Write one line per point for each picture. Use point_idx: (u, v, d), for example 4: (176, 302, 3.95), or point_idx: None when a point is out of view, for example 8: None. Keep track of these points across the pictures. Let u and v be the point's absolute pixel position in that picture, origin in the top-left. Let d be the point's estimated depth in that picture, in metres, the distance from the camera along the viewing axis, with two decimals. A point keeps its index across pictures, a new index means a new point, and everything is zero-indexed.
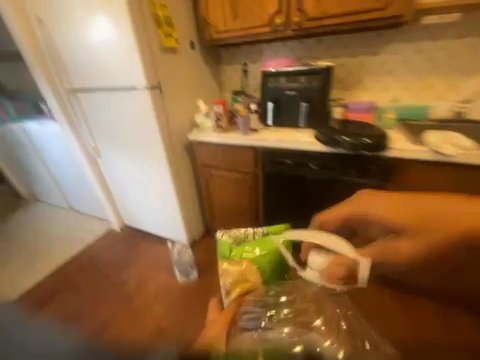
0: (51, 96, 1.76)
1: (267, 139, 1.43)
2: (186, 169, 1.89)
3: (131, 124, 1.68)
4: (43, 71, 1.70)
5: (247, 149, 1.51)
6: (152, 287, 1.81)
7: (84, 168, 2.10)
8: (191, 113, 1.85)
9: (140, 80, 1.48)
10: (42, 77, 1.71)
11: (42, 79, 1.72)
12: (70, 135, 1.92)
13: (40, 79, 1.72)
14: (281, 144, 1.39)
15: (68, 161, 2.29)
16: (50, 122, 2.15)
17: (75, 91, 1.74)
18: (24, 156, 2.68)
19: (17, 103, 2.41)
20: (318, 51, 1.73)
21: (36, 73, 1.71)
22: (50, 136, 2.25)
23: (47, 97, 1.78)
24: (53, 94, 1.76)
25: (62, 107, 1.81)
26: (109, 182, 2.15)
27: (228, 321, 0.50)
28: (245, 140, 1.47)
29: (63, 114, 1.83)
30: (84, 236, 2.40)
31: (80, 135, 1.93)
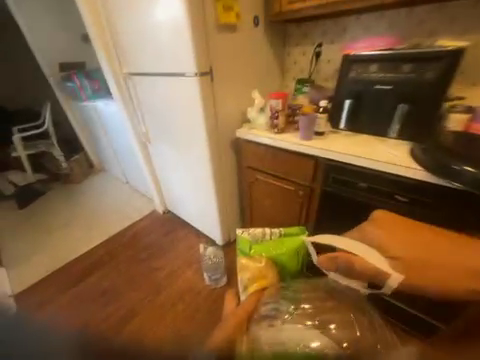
0: (112, 80, 1.80)
1: (335, 150, 1.10)
2: (230, 166, 1.71)
3: (179, 114, 1.56)
4: (107, 55, 1.72)
5: (305, 158, 1.20)
6: (181, 282, 1.76)
7: (135, 150, 2.16)
8: (243, 102, 1.61)
9: (190, 64, 1.30)
10: (105, 61, 1.73)
11: (105, 62, 1.75)
12: (127, 119, 1.96)
13: (103, 63, 1.75)
14: (356, 160, 1.05)
15: (125, 142, 2.43)
16: (112, 105, 2.26)
17: (132, 75, 1.71)
18: (95, 133, 3.01)
19: (92, 82, 2.66)
20: (431, 25, 1.21)
21: (100, 57, 1.74)
22: (112, 118, 2.40)
23: (109, 81, 1.83)
24: (114, 79, 1.79)
25: (120, 92, 1.84)
26: (156, 167, 2.17)
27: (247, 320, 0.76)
28: (305, 147, 1.16)
29: (121, 99, 1.86)
30: (132, 212, 2.56)
31: (133, 118, 1.94)
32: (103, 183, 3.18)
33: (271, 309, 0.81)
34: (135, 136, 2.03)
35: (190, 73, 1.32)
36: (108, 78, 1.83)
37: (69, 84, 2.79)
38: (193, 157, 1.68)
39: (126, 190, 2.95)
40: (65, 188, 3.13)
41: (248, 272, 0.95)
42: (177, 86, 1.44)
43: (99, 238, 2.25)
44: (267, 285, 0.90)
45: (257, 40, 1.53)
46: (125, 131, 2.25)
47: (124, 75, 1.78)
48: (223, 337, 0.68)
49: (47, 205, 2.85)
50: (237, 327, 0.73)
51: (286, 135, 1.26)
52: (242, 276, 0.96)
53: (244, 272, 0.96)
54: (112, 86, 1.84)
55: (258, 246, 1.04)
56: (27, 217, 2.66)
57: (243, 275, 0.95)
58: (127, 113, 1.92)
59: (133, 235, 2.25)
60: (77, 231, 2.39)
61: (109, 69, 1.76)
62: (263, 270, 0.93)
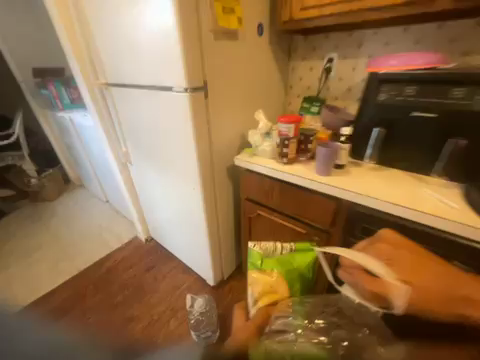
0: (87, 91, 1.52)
1: (362, 194, 0.86)
2: (225, 195, 1.45)
3: (165, 133, 1.29)
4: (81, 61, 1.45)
5: (323, 196, 0.97)
6: (162, 338, 1.43)
7: (113, 169, 1.84)
8: (242, 121, 1.37)
9: (180, 78, 1.05)
10: (80, 69, 1.46)
11: (79, 70, 1.47)
12: (104, 136, 1.66)
13: (77, 71, 1.48)
14: (390, 208, 0.81)
15: (104, 160, 2.11)
16: (89, 116, 1.94)
17: (111, 85, 1.44)
18: (72, 146, 2.68)
19: (71, 91, 2.32)
20: (467, 43, 1.03)
21: (72, 63, 1.46)
22: (90, 132, 2.09)
23: (83, 92, 1.55)
24: (90, 90, 1.51)
25: (97, 105, 1.55)
26: (138, 189, 1.86)
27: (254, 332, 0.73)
28: (322, 187, 0.93)
29: (97, 112, 1.57)
30: (109, 239, 2.18)
31: (111, 134, 1.65)
32: (79, 201, 2.79)
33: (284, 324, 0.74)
34: (114, 155, 1.73)
35: (179, 87, 1.08)
36: (82, 89, 1.55)
37: (44, 91, 2.46)
38: (181, 185, 1.40)
39: (104, 211, 2.57)
40: (34, 208, 2.71)
41: (259, 285, 0.92)
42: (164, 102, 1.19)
43: (64, 272, 1.86)
44: (280, 300, 0.88)
45: (260, 52, 1.32)
46: (102, 148, 1.94)
47: (102, 86, 1.51)
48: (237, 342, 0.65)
49: (8, 227, 2.42)
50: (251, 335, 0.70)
51: (298, 167, 1.04)
52: (251, 288, 0.94)
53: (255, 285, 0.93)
54: (87, 98, 1.56)
55: (269, 260, 1.01)
56: None
57: (254, 288, 0.92)
58: (104, 129, 1.63)
59: (108, 268, 1.89)
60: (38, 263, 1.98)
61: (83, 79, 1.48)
62: (274, 285, 0.91)
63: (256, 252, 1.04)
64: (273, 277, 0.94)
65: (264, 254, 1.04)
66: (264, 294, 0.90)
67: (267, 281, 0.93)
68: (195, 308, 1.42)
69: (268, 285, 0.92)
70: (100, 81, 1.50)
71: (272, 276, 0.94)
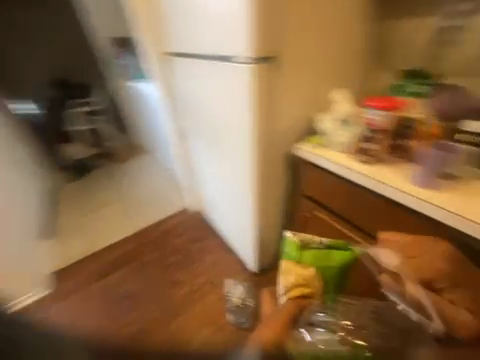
0: (150, 61, 1.51)
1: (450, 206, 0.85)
2: (278, 184, 1.30)
3: (220, 110, 1.19)
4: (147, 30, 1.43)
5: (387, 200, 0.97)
6: (200, 308, 1.56)
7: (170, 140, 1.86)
8: (311, 101, 1.16)
9: (242, 45, 0.95)
10: (147, 39, 1.46)
11: (145, 40, 1.47)
12: (163, 110, 1.69)
13: (143, 40, 1.48)
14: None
15: (163, 132, 2.20)
16: (152, 88, 2.01)
17: (172, 56, 1.41)
18: (139, 114, 2.92)
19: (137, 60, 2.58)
20: None
21: (140, 33, 1.47)
22: (153, 105, 2.20)
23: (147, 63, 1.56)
24: (153, 60, 1.50)
25: (158, 75, 1.53)
26: (190, 162, 1.87)
27: (284, 327, 0.84)
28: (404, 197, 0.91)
29: (159, 85, 1.59)
30: (164, 203, 2.35)
31: (171, 105, 1.63)
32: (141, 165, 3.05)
33: (323, 318, 0.91)
34: (171, 128, 1.75)
35: (243, 57, 0.96)
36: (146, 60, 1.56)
37: (117, 62, 2.73)
38: (231, 167, 1.32)
39: (161, 177, 2.75)
40: (109, 166, 3.14)
41: (293, 275, 1.01)
42: (223, 74, 1.07)
43: (125, 228, 2.09)
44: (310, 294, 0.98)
45: (339, 17, 1.11)
46: (162, 121, 2.02)
47: (165, 57, 1.50)
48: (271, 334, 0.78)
49: (90, 181, 2.89)
50: (282, 328, 0.83)
51: (375, 168, 1.00)
52: (286, 277, 1.02)
53: (290, 277, 1.00)
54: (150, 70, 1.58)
55: (307, 253, 1.02)
56: (72, 190, 2.70)
57: (288, 278, 1.01)
58: (164, 102, 1.65)
59: (159, 232, 2.06)
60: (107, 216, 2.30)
61: (148, 48, 1.48)
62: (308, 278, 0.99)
63: (293, 242, 1.03)
64: (309, 272, 1.00)
65: (301, 246, 1.03)
66: (298, 285, 1.00)
67: (303, 275, 1.00)
68: (235, 294, 1.55)
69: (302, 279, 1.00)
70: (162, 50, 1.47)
71: (309, 271, 1.01)
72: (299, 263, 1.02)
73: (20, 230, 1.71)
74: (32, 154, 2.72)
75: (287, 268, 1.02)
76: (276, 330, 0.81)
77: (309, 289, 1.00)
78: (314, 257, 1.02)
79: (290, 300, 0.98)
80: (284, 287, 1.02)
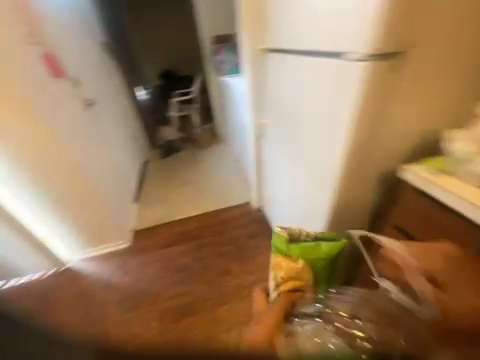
0: (248, 59, 1.52)
1: None
2: (361, 204, 1.12)
3: (309, 114, 1.09)
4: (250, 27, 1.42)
5: None
6: (247, 305, 1.56)
7: (248, 133, 1.88)
8: (431, 111, 0.93)
9: (360, 38, 0.77)
10: (248, 36, 1.47)
11: (246, 38, 1.49)
12: (248, 107, 1.70)
13: (244, 39, 1.51)
14: None
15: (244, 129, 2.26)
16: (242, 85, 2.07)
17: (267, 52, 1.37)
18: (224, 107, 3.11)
19: (235, 57, 2.69)
20: None
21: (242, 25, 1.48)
22: (239, 101, 2.28)
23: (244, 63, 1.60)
24: (250, 59, 1.51)
25: (251, 72, 1.54)
26: (263, 158, 1.84)
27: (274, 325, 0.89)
28: None
29: (249, 83, 1.60)
30: (230, 193, 2.46)
31: (256, 99, 1.62)
32: (217, 154, 3.29)
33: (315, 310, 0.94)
34: (253, 124, 1.75)
35: (357, 53, 0.79)
36: (243, 59, 1.60)
37: (214, 57, 2.84)
38: (309, 175, 1.21)
39: (232, 168, 2.89)
40: (192, 149, 3.54)
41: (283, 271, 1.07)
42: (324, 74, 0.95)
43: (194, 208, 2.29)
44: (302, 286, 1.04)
45: None
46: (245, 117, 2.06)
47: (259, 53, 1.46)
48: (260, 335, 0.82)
49: (175, 160, 3.33)
50: (274, 326, 0.89)
51: None
52: (275, 273, 1.07)
53: (280, 271, 1.06)
54: (244, 68, 1.61)
55: (296, 247, 1.10)
56: (161, 165, 3.19)
57: (278, 273, 1.06)
58: (250, 100, 1.65)
59: (222, 219, 2.14)
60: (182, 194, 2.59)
61: (247, 47, 1.50)
62: (299, 271, 1.05)
63: (282, 236, 1.12)
64: (298, 265, 1.06)
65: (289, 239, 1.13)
66: (289, 279, 1.06)
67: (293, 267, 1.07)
68: None
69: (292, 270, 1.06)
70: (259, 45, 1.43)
71: (299, 264, 1.07)
72: (288, 256, 1.09)
73: (120, 193, 2.09)
74: (139, 131, 3.34)
75: (276, 262, 1.09)
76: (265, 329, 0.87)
77: (300, 282, 1.06)
78: (301, 249, 1.09)
79: (283, 295, 1.04)
80: (275, 283, 1.07)
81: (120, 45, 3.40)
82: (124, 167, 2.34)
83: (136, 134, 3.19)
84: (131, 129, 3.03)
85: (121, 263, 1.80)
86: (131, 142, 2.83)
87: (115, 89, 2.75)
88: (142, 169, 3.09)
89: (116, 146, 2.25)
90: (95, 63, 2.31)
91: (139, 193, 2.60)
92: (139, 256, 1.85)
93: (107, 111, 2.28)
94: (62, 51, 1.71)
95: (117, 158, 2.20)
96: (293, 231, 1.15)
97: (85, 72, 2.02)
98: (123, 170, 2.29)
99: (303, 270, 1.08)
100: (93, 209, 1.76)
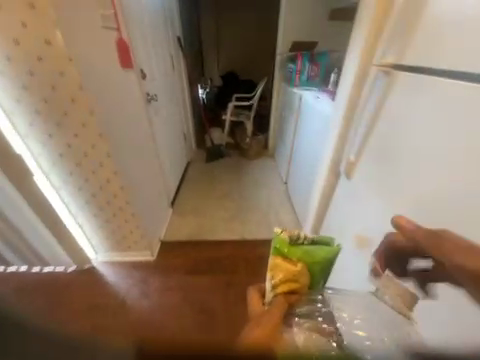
0: (350, 78, 1.08)
1: None
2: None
3: (444, 192, 0.59)
4: (369, 36, 0.96)
5: None
6: None
7: (320, 166, 1.45)
8: None
9: None
10: (359, 46, 1.01)
11: (355, 48, 1.05)
12: (332, 137, 1.27)
13: (353, 49, 1.07)
14: None
15: (311, 157, 1.82)
16: (326, 104, 1.61)
17: (382, 73, 0.89)
18: (284, 123, 2.78)
19: (312, 67, 2.34)
20: None
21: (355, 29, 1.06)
22: (312, 123, 1.83)
23: (343, 81, 1.16)
24: (352, 78, 1.07)
25: (347, 95, 1.11)
26: (330, 204, 1.37)
27: (270, 331, 0.52)
28: None
29: (342, 109, 1.16)
30: (274, 224, 2.10)
31: (346, 128, 1.17)
32: (265, 170, 3.01)
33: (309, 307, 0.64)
34: (328, 160, 1.33)
35: None
36: (344, 75, 1.16)
37: (289, 65, 2.56)
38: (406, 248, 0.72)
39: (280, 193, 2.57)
40: (240, 158, 3.33)
41: (282, 272, 0.67)
42: None
43: (231, 230, 2.03)
44: (298, 291, 0.66)
45: None
46: (319, 145, 1.63)
47: (370, 71, 0.98)
48: (256, 339, 0.48)
49: (219, 167, 3.13)
50: (271, 333, 0.51)
51: None
52: (272, 275, 0.67)
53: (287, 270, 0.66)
54: (341, 88, 1.18)
55: (298, 249, 0.69)
56: (204, 170, 3.03)
57: (277, 275, 0.66)
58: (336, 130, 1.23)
59: (261, 253, 1.82)
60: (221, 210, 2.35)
61: (354, 62, 1.05)
62: (298, 275, 0.66)
63: (282, 237, 0.72)
64: (296, 266, 0.67)
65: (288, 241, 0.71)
66: (280, 282, 0.66)
67: (289, 270, 0.66)
68: None
69: (293, 273, 0.66)
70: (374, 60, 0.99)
71: (296, 266, 0.67)
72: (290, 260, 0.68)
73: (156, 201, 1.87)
74: (189, 131, 3.22)
75: (273, 264, 0.69)
76: (265, 337, 0.49)
77: (295, 285, 0.66)
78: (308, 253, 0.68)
79: (279, 299, 0.63)
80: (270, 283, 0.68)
81: (190, 41, 3.31)
82: (165, 171, 2.13)
83: (186, 133, 3.06)
84: (182, 129, 2.88)
85: (141, 279, 1.59)
86: (179, 142, 2.69)
87: (175, 86, 2.56)
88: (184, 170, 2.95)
89: (162, 148, 2.07)
90: (162, 56, 2.17)
91: (176, 197, 2.44)
92: (161, 275, 1.63)
93: (163, 110, 2.10)
94: (135, 41, 1.56)
95: (160, 162, 1.99)
96: (292, 232, 0.74)
97: (151, 65, 1.86)
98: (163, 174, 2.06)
99: (298, 274, 0.67)
100: (128, 220, 1.53)
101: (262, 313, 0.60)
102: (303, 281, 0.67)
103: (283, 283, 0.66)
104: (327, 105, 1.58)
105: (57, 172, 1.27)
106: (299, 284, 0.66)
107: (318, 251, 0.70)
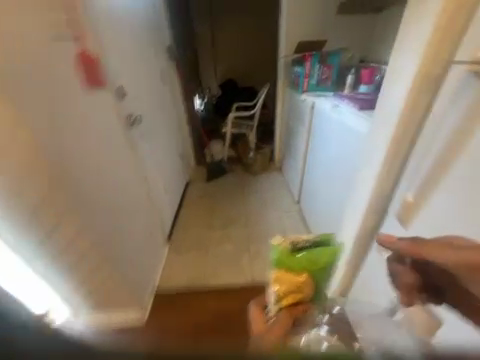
0: (405, 84, 0.73)
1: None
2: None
3: None
4: (441, 21, 0.62)
5: None
6: None
7: (351, 201, 1.09)
8: None
9: None
10: (423, 37, 0.67)
11: (412, 42, 0.71)
12: (369, 166, 0.93)
13: (406, 44, 0.74)
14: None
15: (338, 182, 1.47)
16: (361, 118, 1.24)
17: (472, 76, 0.56)
18: (293, 136, 2.45)
19: (323, 69, 2.03)
20: None
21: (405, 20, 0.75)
22: (337, 140, 1.48)
23: (391, 89, 0.81)
24: (407, 84, 0.72)
25: (395, 109, 0.77)
26: (367, 252, 1.02)
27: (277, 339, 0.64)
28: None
29: (388, 130, 0.81)
30: None
31: (390, 158, 0.82)
32: (273, 189, 2.69)
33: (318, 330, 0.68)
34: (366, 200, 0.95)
35: None
36: (391, 81, 0.82)
37: (295, 69, 2.25)
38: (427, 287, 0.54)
39: (292, 217, 2.24)
40: (243, 175, 3.03)
41: (283, 284, 0.77)
42: None
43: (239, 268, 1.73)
44: (301, 301, 0.77)
45: None
46: (353, 170, 1.27)
47: (451, 71, 0.63)
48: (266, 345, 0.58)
49: (221, 187, 2.83)
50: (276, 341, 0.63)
51: None
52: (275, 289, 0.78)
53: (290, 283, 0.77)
54: (386, 99, 0.84)
55: (300, 258, 0.78)
56: (205, 191, 2.75)
57: (279, 289, 0.77)
58: (377, 158, 0.87)
59: None
60: (226, 242, 2.03)
61: (415, 59, 0.69)
62: (301, 285, 0.77)
63: (283, 247, 0.79)
64: (301, 277, 0.78)
65: (290, 249, 0.80)
66: (286, 296, 0.76)
67: (293, 282, 0.77)
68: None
69: (296, 286, 0.77)
70: (449, 58, 0.64)
71: (300, 277, 0.78)
72: (291, 270, 0.78)
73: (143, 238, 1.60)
74: (187, 148, 2.96)
75: (276, 277, 0.78)
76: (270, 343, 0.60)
77: (299, 295, 0.78)
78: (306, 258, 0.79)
79: (283, 312, 0.75)
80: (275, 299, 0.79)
81: (184, 52, 3.08)
82: (156, 202, 1.85)
83: (183, 151, 2.79)
84: (179, 147, 2.62)
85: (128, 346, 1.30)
86: (175, 163, 2.42)
87: (167, 101, 2.30)
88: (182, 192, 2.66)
89: (152, 175, 1.79)
90: (150, 71, 1.89)
91: (173, 228, 2.19)
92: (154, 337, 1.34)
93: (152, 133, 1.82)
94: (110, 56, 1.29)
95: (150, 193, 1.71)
96: (291, 239, 0.82)
97: (135, 82, 1.58)
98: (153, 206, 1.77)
99: (303, 283, 0.78)
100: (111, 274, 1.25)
101: (269, 328, 0.71)
102: (306, 289, 0.78)
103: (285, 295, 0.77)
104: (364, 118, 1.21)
105: (12, 229, 0.97)
106: (303, 294, 0.77)
107: (319, 258, 0.79)
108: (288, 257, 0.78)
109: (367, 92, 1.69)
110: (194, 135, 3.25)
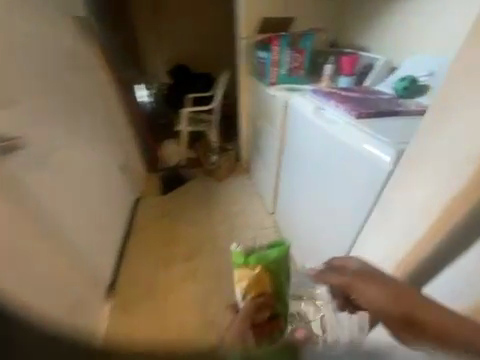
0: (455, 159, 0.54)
1: None
2: None
3: None
4: None
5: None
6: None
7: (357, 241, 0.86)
8: None
9: None
10: None
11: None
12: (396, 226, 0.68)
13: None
14: None
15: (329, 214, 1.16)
16: (374, 144, 0.89)
17: None
18: (262, 138, 2.07)
19: (293, 55, 1.71)
20: None
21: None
22: (325, 159, 1.14)
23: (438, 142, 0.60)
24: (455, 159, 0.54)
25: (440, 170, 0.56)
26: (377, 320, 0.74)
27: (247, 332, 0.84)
28: None
29: (419, 200, 0.62)
30: None
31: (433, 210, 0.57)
32: (242, 198, 2.29)
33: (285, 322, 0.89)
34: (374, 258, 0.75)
35: None
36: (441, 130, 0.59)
37: (259, 53, 1.85)
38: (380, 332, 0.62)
39: (267, 235, 1.91)
40: (206, 182, 2.55)
41: (244, 280, 1.11)
42: None
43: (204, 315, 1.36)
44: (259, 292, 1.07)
45: None
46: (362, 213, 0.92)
47: None
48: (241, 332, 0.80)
49: (180, 201, 2.32)
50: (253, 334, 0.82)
51: None
52: (240, 285, 1.11)
53: (246, 274, 1.11)
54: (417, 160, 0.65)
55: (252, 259, 1.13)
56: (161, 209, 2.23)
57: (241, 284, 1.11)
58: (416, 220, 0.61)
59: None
60: (188, 283, 1.60)
61: None
62: (254, 278, 1.09)
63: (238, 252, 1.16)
64: (255, 272, 1.10)
65: (246, 253, 1.16)
66: (249, 290, 1.09)
67: (249, 277, 1.10)
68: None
69: (254, 278, 1.10)
70: None
71: (255, 272, 1.10)
72: (247, 267, 1.12)
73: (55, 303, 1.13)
74: (131, 156, 2.35)
75: (239, 276, 1.12)
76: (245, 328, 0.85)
77: (258, 289, 1.09)
78: (257, 257, 1.13)
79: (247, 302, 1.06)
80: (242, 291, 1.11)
81: (113, 31, 2.38)
82: (81, 249, 1.32)
83: (125, 162, 2.19)
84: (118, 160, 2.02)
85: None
86: (112, 181, 1.87)
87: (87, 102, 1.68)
88: (129, 216, 2.11)
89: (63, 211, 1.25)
90: (39, 58, 1.30)
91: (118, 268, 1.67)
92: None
93: (53, 153, 1.24)
94: None
95: (60, 246, 1.17)
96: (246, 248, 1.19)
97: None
98: (72, 258, 1.24)
99: (261, 277, 1.11)
100: None
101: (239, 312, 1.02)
102: (266, 281, 1.11)
103: (249, 289, 1.09)
104: (387, 151, 0.84)
105: None
106: (265, 284, 1.10)
107: (265, 258, 1.13)
108: (244, 258, 1.14)
109: (347, 86, 1.40)
110: (142, 138, 2.61)
